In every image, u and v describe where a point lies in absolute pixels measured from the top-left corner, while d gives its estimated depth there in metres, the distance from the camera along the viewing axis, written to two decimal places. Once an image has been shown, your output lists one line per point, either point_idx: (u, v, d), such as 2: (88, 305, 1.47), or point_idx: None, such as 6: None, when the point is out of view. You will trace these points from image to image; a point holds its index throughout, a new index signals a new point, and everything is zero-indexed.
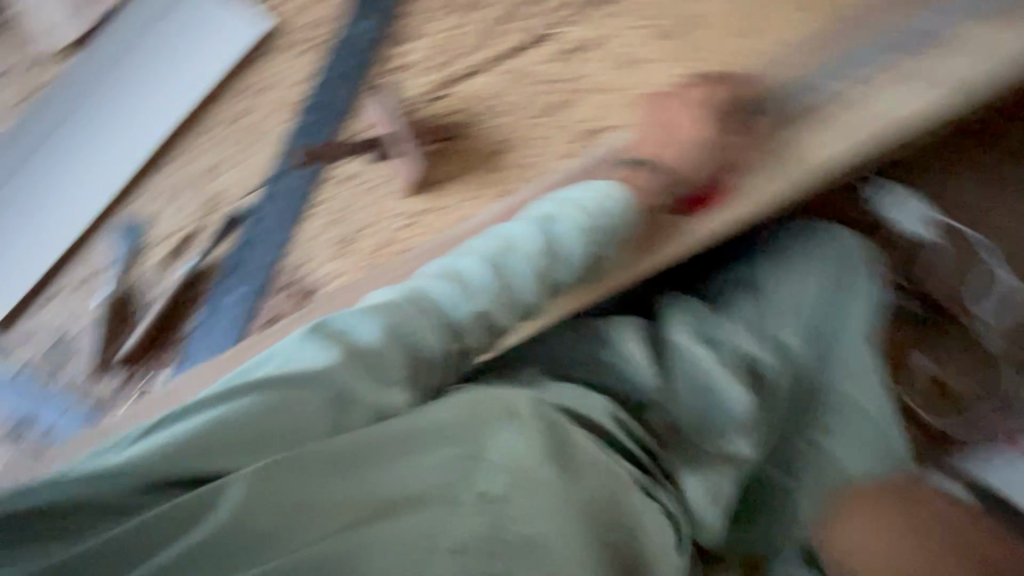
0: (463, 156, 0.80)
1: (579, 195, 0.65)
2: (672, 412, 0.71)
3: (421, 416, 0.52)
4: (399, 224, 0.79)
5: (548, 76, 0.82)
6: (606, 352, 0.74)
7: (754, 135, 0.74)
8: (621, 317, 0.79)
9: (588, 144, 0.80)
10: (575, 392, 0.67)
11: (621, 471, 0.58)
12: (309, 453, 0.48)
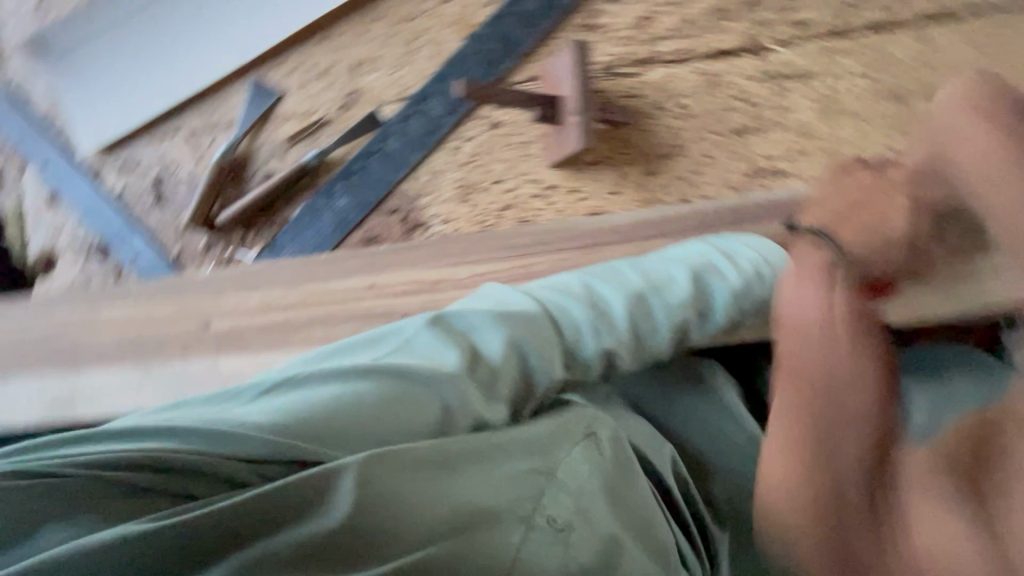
0: (621, 148, 0.73)
1: (746, 253, 0.60)
2: (735, 489, 0.61)
3: (514, 433, 0.47)
4: (530, 192, 0.74)
5: (744, 94, 0.73)
6: (687, 399, 0.64)
7: (950, 245, 0.64)
8: (716, 365, 0.68)
9: (759, 184, 0.72)
10: (644, 429, 0.59)
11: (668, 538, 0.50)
12: (415, 449, 0.41)
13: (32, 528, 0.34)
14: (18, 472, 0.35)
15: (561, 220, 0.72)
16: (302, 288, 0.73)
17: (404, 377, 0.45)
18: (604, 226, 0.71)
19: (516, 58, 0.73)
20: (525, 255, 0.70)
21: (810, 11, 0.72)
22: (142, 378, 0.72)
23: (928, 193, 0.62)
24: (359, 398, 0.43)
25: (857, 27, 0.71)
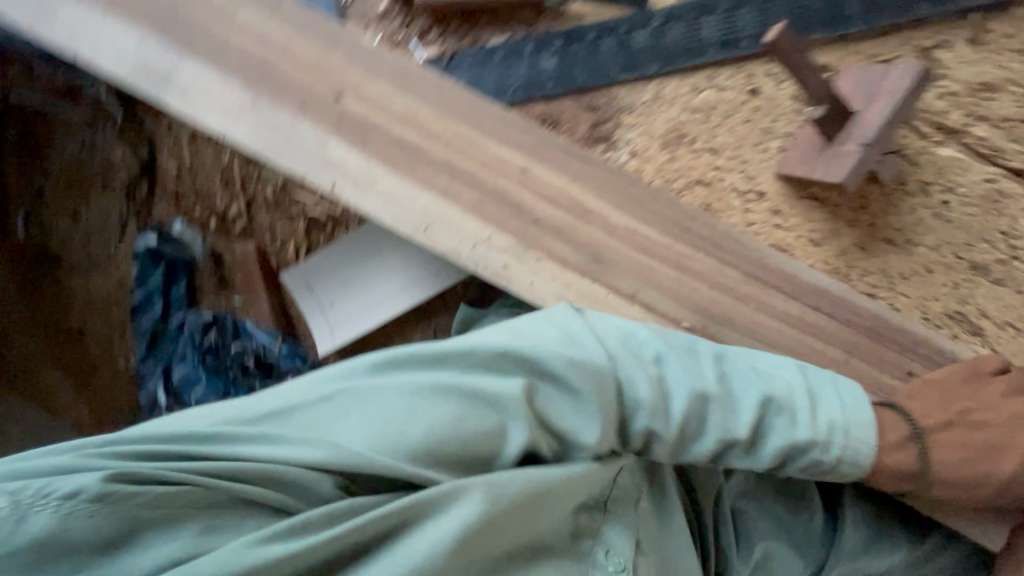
0: (854, 202, 0.62)
1: (831, 408, 0.50)
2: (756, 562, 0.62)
3: (582, 482, 0.44)
4: (734, 183, 0.63)
5: (1016, 235, 0.61)
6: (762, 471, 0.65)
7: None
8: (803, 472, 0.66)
9: (950, 331, 0.63)
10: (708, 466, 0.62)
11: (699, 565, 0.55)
12: (497, 498, 0.39)
13: (135, 538, 0.36)
14: (114, 479, 0.35)
15: (744, 233, 0.63)
16: (452, 124, 0.63)
17: (469, 400, 0.42)
18: (780, 268, 0.62)
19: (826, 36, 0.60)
20: (689, 242, 0.62)
21: None
22: (246, 106, 0.63)
23: None
24: (427, 425, 0.40)
25: None
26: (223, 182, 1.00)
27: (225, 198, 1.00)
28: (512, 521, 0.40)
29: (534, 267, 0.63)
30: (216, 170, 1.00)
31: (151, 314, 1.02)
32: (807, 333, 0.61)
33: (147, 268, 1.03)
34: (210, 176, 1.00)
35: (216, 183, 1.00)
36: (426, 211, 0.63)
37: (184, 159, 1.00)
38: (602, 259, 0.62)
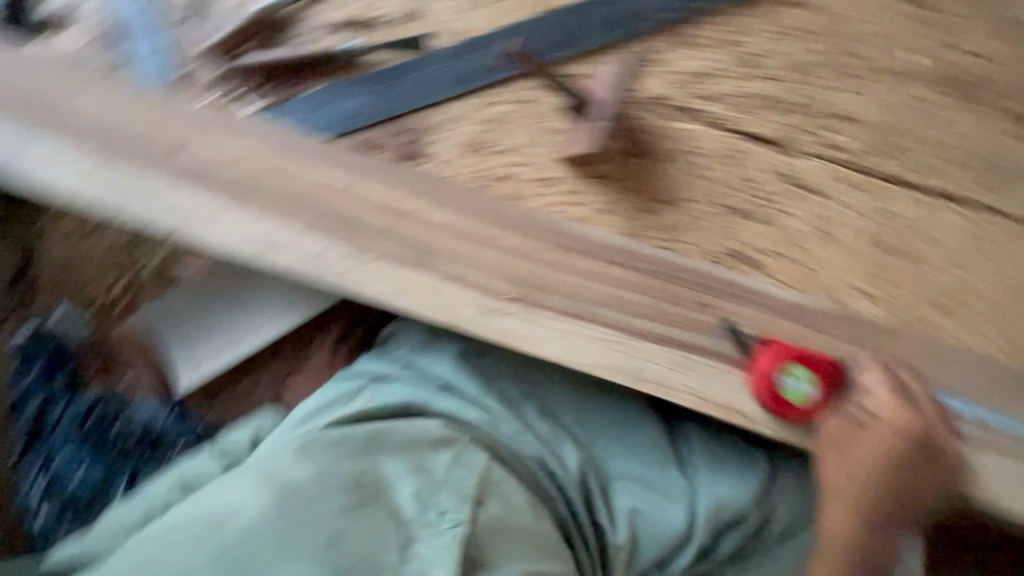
0: (630, 174, 0.74)
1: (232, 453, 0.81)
2: (607, 478, 0.79)
3: (296, 485, 0.55)
4: (529, 176, 0.75)
5: (756, 181, 0.74)
6: (601, 414, 0.82)
7: (833, 401, 0.66)
8: (634, 414, 0.83)
9: (734, 267, 0.73)
10: (547, 414, 0.79)
11: (540, 479, 0.74)
12: (230, 534, 0.52)
13: None
14: None
15: (544, 212, 0.74)
16: (281, 158, 0.73)
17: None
18: (579, 235, 0.73)
19: (538, 53, 0.75)
20: (498, 226, 0.73)
21: (852, 137, 0.74)
22: (95, 170, 0.70)
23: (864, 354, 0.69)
24: None
25: (882, 170, 0.73)
26: (97, 266, 1.02)
27: (104, 281, 1.03)
28: (271, 528, 0.51)
29: (373, 269, 0.72)
30: (92, 256, 1.03)
31: (30, 411, 1.02)
32: (612, 285, 0.71)
33: (25, 362, 1.03)
34: (84, 262, 1.03)
35: (92, 267, 1.03)
36: (268, 237, 0.71)
37: (56, 250, 1.03)
38: (427, 252, 0.72)
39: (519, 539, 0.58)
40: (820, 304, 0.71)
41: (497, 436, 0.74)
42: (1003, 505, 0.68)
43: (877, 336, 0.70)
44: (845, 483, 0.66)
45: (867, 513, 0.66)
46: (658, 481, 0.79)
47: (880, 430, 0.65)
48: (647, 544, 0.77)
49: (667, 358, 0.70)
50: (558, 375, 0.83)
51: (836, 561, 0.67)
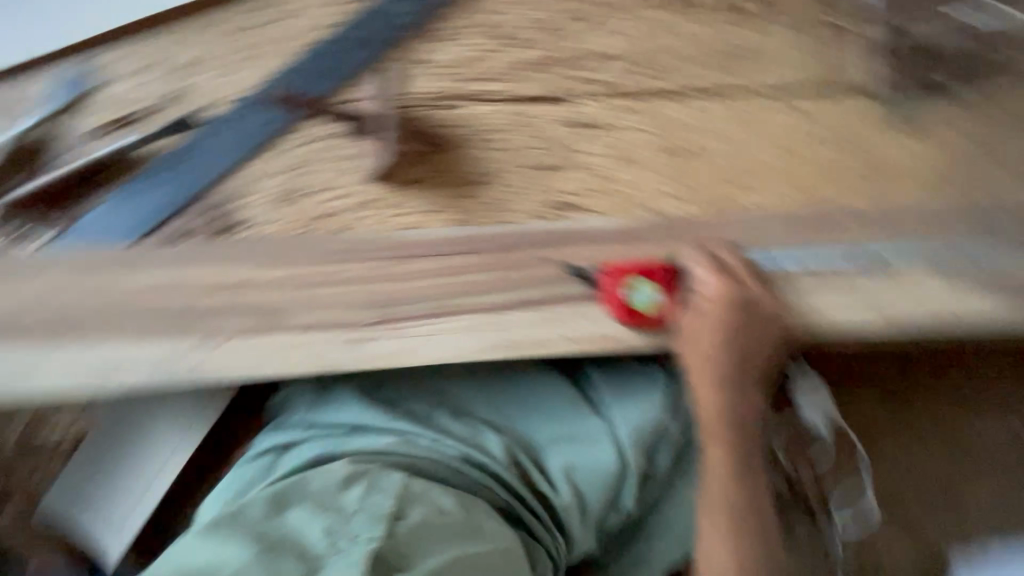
0: (439, 169, 0.78)
1: None
2: (535, 447, 0.83)
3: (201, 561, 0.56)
4: (349, 205, 0.77)
5: (550, 135, 0.81)
6: (510, 392, 0.86)
7: (676, 296, 0.74)
8: (541, 379, 0.87)
9: (561, 217, 0.78)
10: (459, 413, 0.82)
11: (464, 473, 0.76)
12: None
13: None
14: None
15: (374, 231, 0.76)
16: (91, 279, 0.71)
17: None
18: (413, 240, 0.75)
19: (306, 93, 0.78)
20: (335, 261, 0.74)
21: (613, 69, 0.82)
22: None
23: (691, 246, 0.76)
24: None
25: (648, 88, 0.82)
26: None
27: None
28: None
29: (228, 348, 0.71)
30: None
31: None
32: (459, 273, 0.74)
33: None
34: None
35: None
36: (106, 359, 0.70)
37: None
38: (274, 311, 0.72)
39: (444, 538, 0.60)
40: (642, 219, 0.78)
41: (413, 452, 0.75)
42: (854, 323, 0.76)
43: (695, 228, 0.78)
44: (698, 366, 0.75)
45: (722, 386, 0.75)
46: (580, 431, 0.83)
47: (708, 313, 0.73)
48: (590, 491, 0.81)
49: (532, 318, 0.74)
50: (459, 373, 0.86)
51: (713, 434, 0.76)
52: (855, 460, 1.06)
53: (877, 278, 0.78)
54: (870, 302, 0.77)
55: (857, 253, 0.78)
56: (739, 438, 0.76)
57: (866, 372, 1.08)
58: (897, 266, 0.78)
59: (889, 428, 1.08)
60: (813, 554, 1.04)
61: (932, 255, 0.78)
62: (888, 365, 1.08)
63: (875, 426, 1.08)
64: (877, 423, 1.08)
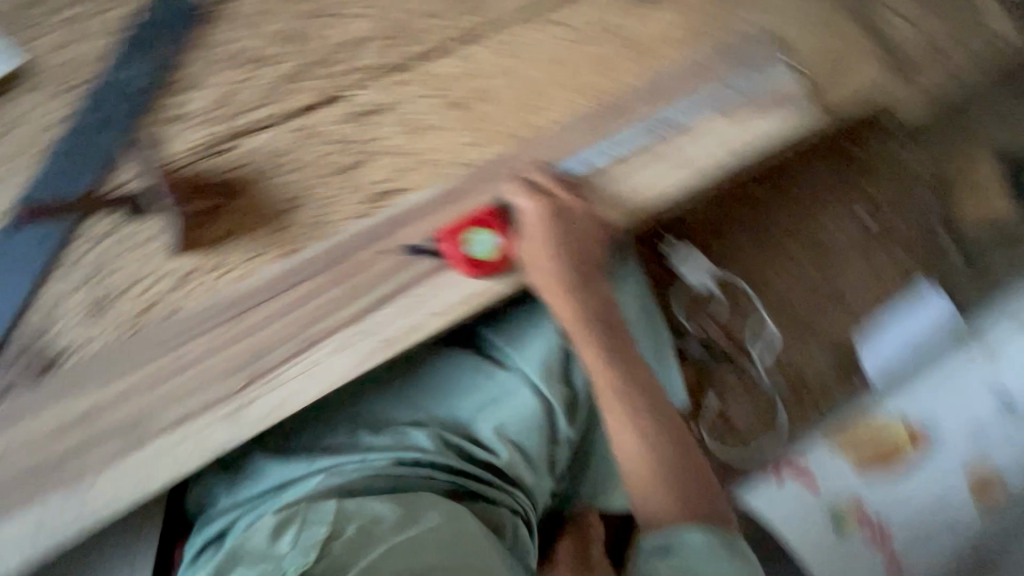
0: (243, 213, 0.76)
1: None
2: (462, 424, 0.83)
3: None
4: (167, 286, 0.72)
5: (338, 136, 0.80)
6: (420, 384, 0.85)
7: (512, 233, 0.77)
8: (445, 359, 0.87)
9: (383, 206, 0.77)
10: (377, 425, 0.81)
11: (400, 475, 0.76)
12: None
13: None
14: None
15: (205, 301, 0.72)
16: None
17: None
18: (248, 291, 0.73)
19: (69, 195, 0.73)
20: (177, 346, 0.70)
21: (371, 51, 0.82)
22: None
23: (509, 181, 0.79)
24: None
25: (412, 55, 0.83)
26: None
27: None
28: None
29: (107, 480, 0.67)
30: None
31: None
32: (307, 301, 0.73)
33: None
34: None
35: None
36: None
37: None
38: (134, 423, 0.68)
39: (382, 540, 0.62)
40: (458, 176, 0.80)
41: (343, 479, 0.74)
42: (674, 188, 0.83)
43: (508, 163, 0.81)
44: (548, 279, 0.80)
45: (574, 291, 0.82)
46: (495, 390, 0.85)
47: (536, 234, 0.78)
48: (526, 440, 0.83)
49: (395, 312, 0.73)
50: (366, 386, 0.84)
51: (583, 336, 0.82)
52: (746, 300, 1.17)
53: (677, 141, 0.84)
54: (680, 164, 0.83)
55: (652, 126, 0.84)
56: (604, 332, 0.82)
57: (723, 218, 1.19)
58: (688, 124, 0.85)
59: (761, 259, 1.19)
60: (747, 392, 1.15)
61: (710, 104, 0.86)
62: (738, 204, 1.20)
63: (750, 262, 1.18)
64: (751, 258, 1.18)
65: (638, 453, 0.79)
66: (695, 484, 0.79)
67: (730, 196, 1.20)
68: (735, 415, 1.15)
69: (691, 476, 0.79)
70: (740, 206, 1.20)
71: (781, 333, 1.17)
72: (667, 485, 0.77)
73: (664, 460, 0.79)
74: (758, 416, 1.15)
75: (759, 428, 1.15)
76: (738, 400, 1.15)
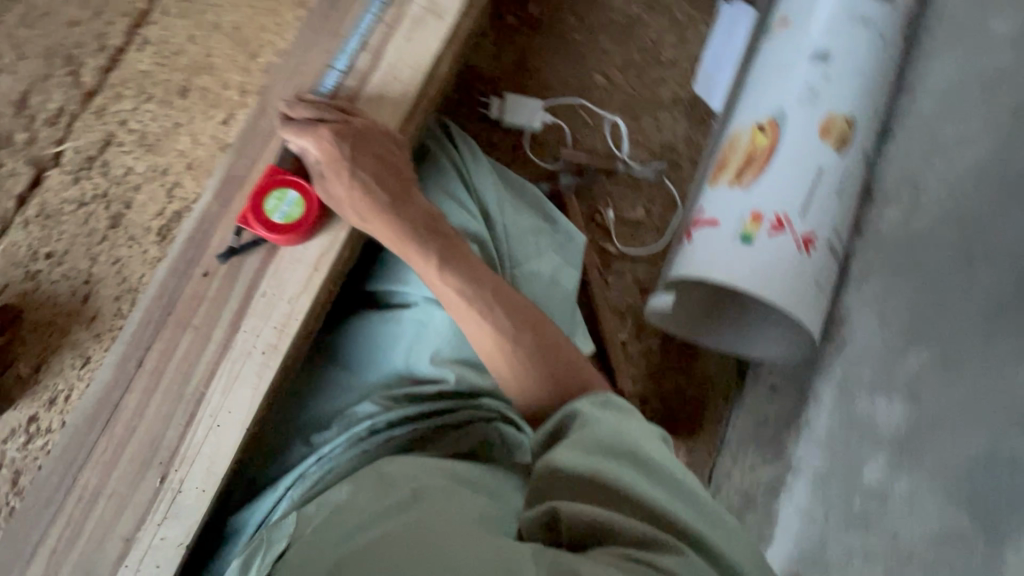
0: (42, 328, 0.67)
1: None
2: (399, 374, 0.79)
3: None
4: (25, 441, 0.66)
5: (81, 197, 0.71)
6: (341, 364, 0.80)
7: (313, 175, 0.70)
8: (350, 329, 0.82)
9: (175, 235, 0.71)
10: (321, 420, 0.77)
11: (359, 453, 0.72)
12: None
13: None
14: None
15: (67, 430, 0.65)
16: None
17: None
18: (101, 395, 0.66)
19: None
20: (70, 487, 0.64)
21: (52, 96, 0.72)
22: None
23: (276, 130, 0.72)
24: None
25: (97, 74, 0.73)
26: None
27: None
28: None
29: None
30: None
31: None
32: (165, 363, 0.67)
33: None
34: None
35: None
36: None
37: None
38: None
39: (336, 524, 0.59)
40: (227, 158, 0.72)
41: (308, 485, 0.70)
42: (436, 39, 0.77)
43: (265, 115, 0.73)
44: (354, 201, 0.69)
45: (387, 209, 0.70)
46: (412, 328, 0.80)
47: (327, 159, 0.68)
48: (464, 355, 0.81)
49: (258, 316, 0.68)
50: (296, 390, 0.79)
51: (406, 254, 0.72)
52: (583, 112, 1.18)
53: None
54: (424, 16, 0.78)
55: None
56: (436, 242, 0.72)
57: (518, 52, 1.18)
58: None
59: (571, 67, 1.20)
60: (632, 189, 1.18)
61: None
62: (523, 31, 1.19)
63: (564, 76, 1.19)
64: (563, 72, 1.19)
65: (510, 355, 0.72)
66: (571, 369, 0.72)
67: (512, 28, 1.18)
68: (637, 213, 1.18)
69: (567, 362, 0.72)
70: (527, 32, 1.19)
71: (627, 121, 1.20)
72: (547, 374, 0.71)
73: (540, 353, 0.72)
74: (655, 199, 1.19)
75: (661, 209, 1.19)
76: (631, 199, 1.18)
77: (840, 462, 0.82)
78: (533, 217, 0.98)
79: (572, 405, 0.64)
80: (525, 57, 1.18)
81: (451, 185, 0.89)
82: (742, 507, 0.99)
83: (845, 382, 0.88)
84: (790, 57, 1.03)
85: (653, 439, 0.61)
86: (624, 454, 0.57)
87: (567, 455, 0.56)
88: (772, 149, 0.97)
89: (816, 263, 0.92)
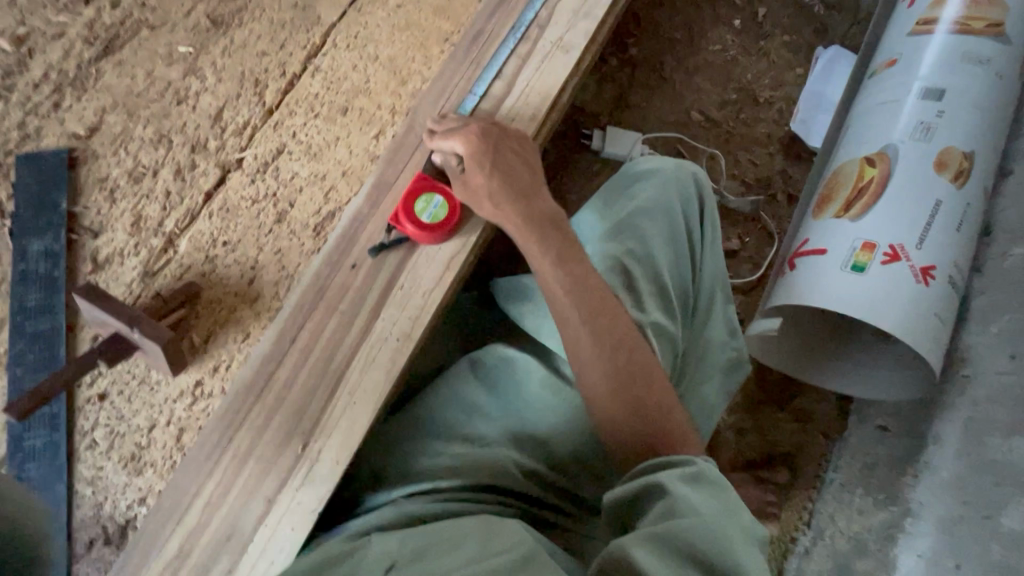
0: (212, 307, 0.77)
1: None
2: (526, 429, 0.77)
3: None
4: (188, 405, 0.74)
5: (255, 195, 0.82)
6: (473, 395, 0.78)
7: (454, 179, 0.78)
8: (488, 351, 0.82)
9: (329, 232, 0.80)
10: (459, 437, 0.76)
11: (462, 498, 0.71)
12: None
13: None
14: None
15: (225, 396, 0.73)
16: None
17: None
18: (257, 364, 0.74)
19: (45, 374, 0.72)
20: (226, 447, 0.71)
21: (239, 111, 0.85)
22: None
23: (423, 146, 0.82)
24: None
25: (276, 95, 0.86)
26: None
27: None
28: None
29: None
30: None
31: None
32: (315, 343, 0.74)
33: None
34: None
35: None
36: None
37: None
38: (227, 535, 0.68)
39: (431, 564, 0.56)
40: (378, 167, 0.82)
41: (415, 508, 0.69)
42: (563, 70, 0.86)
43: (413, 133, 0.83)
44: (489, 197, 0.76)
45: (518, 202, 0.77)
46: (550, 399, 0.78)
47: (475, 160, 0.76)
48: (583, 443, 0.78)
49: (399, 305, 0.75)
50: (446, 398, 0.78)
51: (531, 246, 0.77)
52: (680, 146, 1.24)
53: (539, 33, 0.88)
54: (553, 50, 0.87)
55: (508, 34, 0.88)
56: (561, 247, 0.77)
57: (620, 89, 1.26)
58: (540, 13, 0.89)
59: (669, 103, 1.26)
60: (727, 222, 1.20)
61: None
62: (625, 70, 1.27)
63: (663, 112, 1.25)
64: (661, 108, 1.25)
65: (624, 363, 0.73)
66: (666, 403, 0.72)
67: (614, 67, 1.27)
68: (733, 244, 1.19)
69: (661, 401, 0.72)
70: (628, 71, 1.27)
71: (723, 156, 1.24)
72: (636, 408, 0.71)
73: (642, 379, 0.72)
74: (751, 233, 1.20)
75: (756, 241, 1.20)
76: (727, 231, 1.20)
77: (975, 506, 0.76)
78: (722, 294, 0.94)
79: (662, 481, 0.60)
80: (626, 94, 1.25)
81: (656, 234, 0.88)
82: (850, 552, 0.93)
83: (971, 425, 0.83)
84: (899, 94, 1.03)
85: (748, 546, 0.57)
86: (715, 567, 0.54)
87: (653, 554, 0.53)
88: (884, 181, 0.97)
89: (934, 297, 0.90)
